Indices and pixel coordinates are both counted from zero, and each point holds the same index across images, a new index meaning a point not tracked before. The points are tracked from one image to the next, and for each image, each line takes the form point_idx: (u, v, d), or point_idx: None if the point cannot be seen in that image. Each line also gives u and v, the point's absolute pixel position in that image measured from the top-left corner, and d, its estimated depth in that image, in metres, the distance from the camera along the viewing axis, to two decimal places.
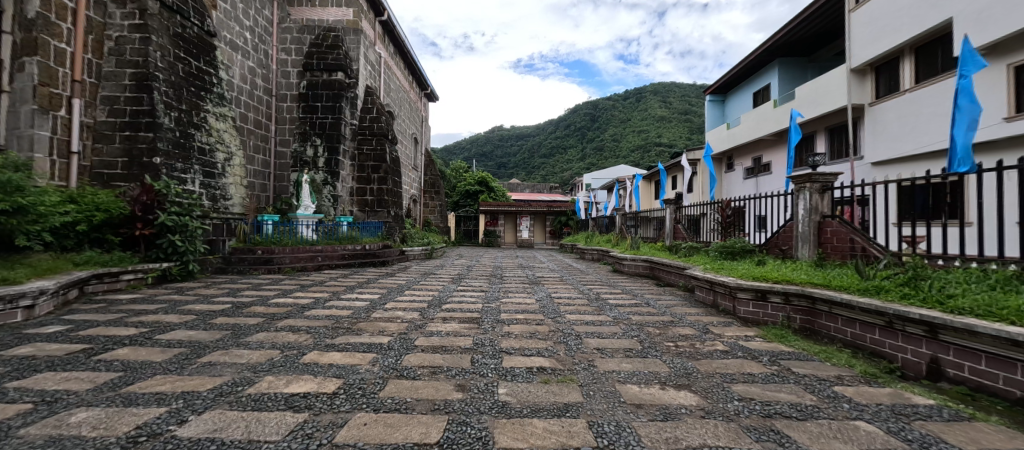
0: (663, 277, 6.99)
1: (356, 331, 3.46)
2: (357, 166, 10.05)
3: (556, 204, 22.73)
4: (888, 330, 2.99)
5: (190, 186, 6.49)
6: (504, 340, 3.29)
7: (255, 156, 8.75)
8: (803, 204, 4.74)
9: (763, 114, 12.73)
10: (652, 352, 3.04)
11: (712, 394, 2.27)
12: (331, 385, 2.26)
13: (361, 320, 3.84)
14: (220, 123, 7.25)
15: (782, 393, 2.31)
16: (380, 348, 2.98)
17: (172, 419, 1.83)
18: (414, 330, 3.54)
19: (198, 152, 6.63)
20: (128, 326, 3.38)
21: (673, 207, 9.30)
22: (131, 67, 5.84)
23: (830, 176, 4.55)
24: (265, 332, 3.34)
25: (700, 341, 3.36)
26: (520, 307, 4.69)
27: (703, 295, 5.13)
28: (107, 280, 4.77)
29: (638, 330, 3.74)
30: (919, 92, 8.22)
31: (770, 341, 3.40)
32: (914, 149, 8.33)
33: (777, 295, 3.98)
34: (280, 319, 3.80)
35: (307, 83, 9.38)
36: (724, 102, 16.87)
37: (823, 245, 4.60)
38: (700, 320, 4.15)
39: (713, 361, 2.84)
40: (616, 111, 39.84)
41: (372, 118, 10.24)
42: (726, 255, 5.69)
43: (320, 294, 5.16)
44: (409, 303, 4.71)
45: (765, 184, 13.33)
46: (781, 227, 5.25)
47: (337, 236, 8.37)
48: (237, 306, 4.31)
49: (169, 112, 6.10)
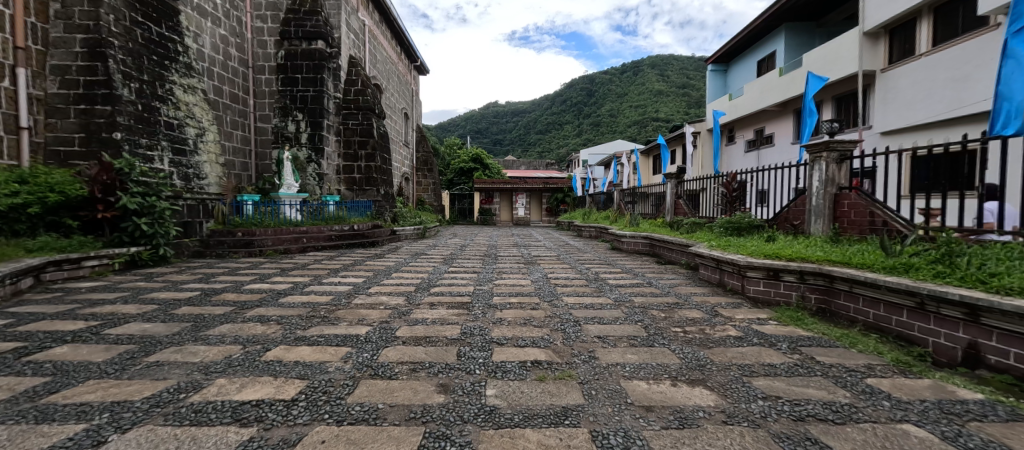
0: (664, 255, 6.69)
1: (332, 321, 3.13)
2: (343, 142, 9.58)
3: (552, 180, 22.27)
4: (919, 312, 2.71)
5: (158, 165, 6.04)
6: (495, 329, 2.96)
7: (233, 132, 8.23)
8: (818, 176, 4.40)
9: (768, 83, 12.21)
10: (659, 340, 2.74)
11: (732, 392, 1.97)
12: (291, 390, 1.93)
13: (340, 308, 3.51)
14: (188, 95, 6.72)
15: (810, 389, 2.02)
16: (355, 341, 2.64)
17: (86, 440, 1.50)
18: (397, 319, 3.22)
19: (164, 127, 6.12)
20: (77, 319, 3.02)
21: (674, 181, 8.86)
22: (82, 32, 5.28)
23: (849, 143, 4.20)
24: (229, 323, 3.01)
25: (709, 326, 3.06)
26: (515, 289, 4.39)
27: (708, 274, 4.81)
28: (68, 267, 4.39)
29: (641, 314, 3.44)
30: (936, 56, 7.76)
31: (785, 325, 3.09)
32: (928, 118, 7.93)
33: (791, 273, 3.66)
34: (251, 307, 3.47)
35: (285, 52, 8.75)
36: (727, 72, 16.23)
37: (838, 220, 4.28)
38: (707, 301, 3.86)
39: (727, 350, 2.55)
40: (613, 84, 38.76)
41: (358, 91, 9.68)
42: (732, 232, 5.37)
43: (301, 279, 4.82)
44: (395, 287, 4.42)
45: (768, 157, 13.00)
46: (792, 201, 4.92)
47: (323, 216, 7.98)
48: (206, 293, 3.97)
49: (128, 83, 5.57)
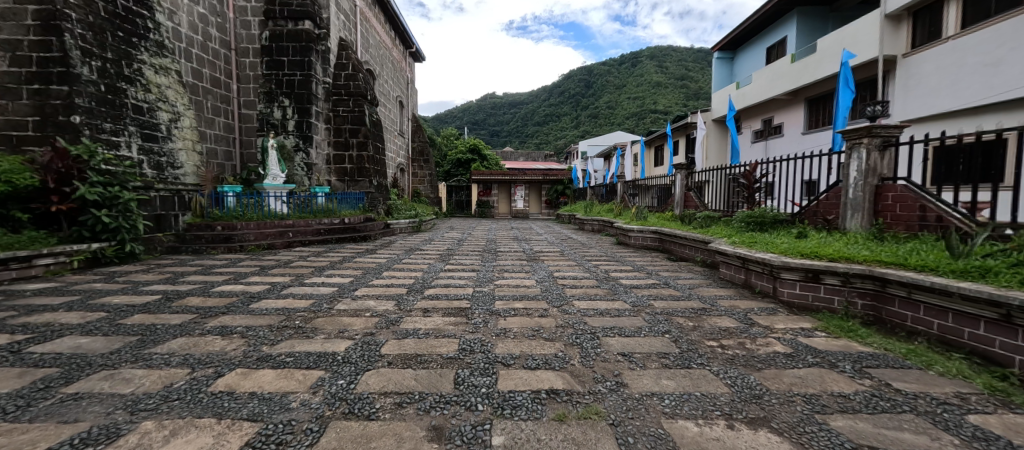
0: (676, 251, 6.24)
1: (307, 333, 2.65)
2: (333, 130, 9.04)
3: (551, 172, 21.70)
4: (1004, 326, 2.26)
5: (125, 152, 5.52)
6: (499, 344, 2.49)
7: (214, 119, 7.69)
8: (856, 165, 3.94)
9: (778, 70, 11.71)
10: (695, 359, 2.28)
11: (810, 440, 1.52)
12: (235, 440, 1.47)
13: (319, 316, 3.02)
14: (160, 77, 6.15)
15: (906, 433, 1.58)
16: (330, 361, 2.17)
17: None
18: (384, 330, 2.75)
19: (132, 111, 5.59)
20: (0, 333, 2.52)
21: (683, 173, 8.31)
22: (34, 3, 4.73)
23: (893, 129, 3.74)
24: (184, 337, 2.53)
25: (750, 339, 2.61)
26: (518, 291, 3.91)
27: (731, 273, 4.35)
28: (15, 266, 3.91)
29: (666, 322, 2.97)
30: (965, 40, 7.30)
31: (837, 338, 2.65)
32: (953, 106, 7.49)
33: (834, 276, 3.20)
34: (215, 315, 2.98)
35: (270, 33, 8.14)
36: (733, 59, 15.70)
37: (880, 215, 3.85)
38: (738, 306, 3.39)
39: (782, 373, 2.11)
40: (611, 75, 38.06)
41: (348, 76, 9.11)
42: (754, 228, 4.93)
43: (280, 279, 4.31)
44: (385, 289, 3.94)
45: (775, 147, 12.61)
46: (824, 193, 4.47)
47: (311, 209, 7.51)
48: (167, 297, 3.46)
49: (89, 61, 5.02)
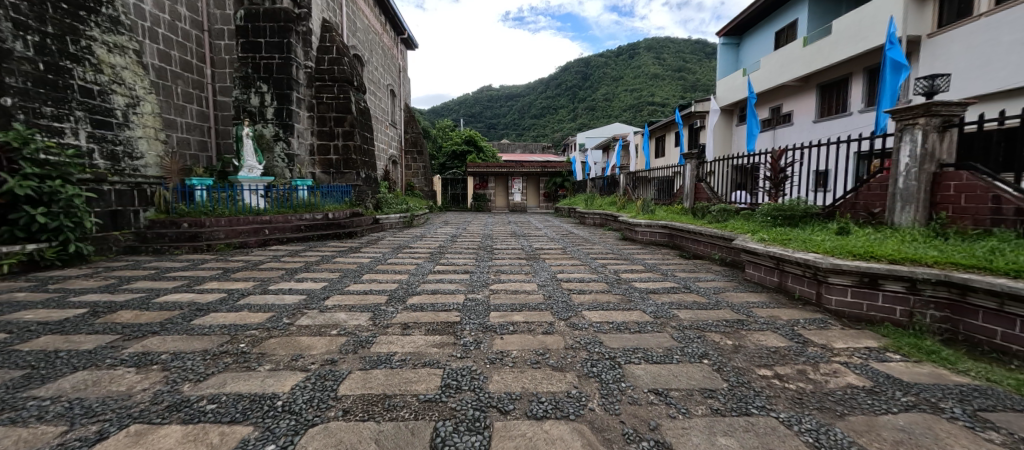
0: (689, 248, 5.70)
1: (251, 362, 2.07)
2: (317, 119, 8.40)
3: (549, 164, 21.11)
4: None
5: (71, 140, 4.94)
6: (495, 377, 1.93)
7: (187, 106, 7.04)
8: (909, 150, 3.39)
9: (789, 54, 11.10)
10: (753, 398, 1.74)
11: None
12: None
13: (272, 336, 2.44)
14: (114, 56, 5.50)
15: None
16: (264, 410, 1.60)
17: None
18: (350, 355, 2.18)
19: (79, 93, 5.01)
20: None
21: (694, 162, 7.64)
22: None
23: (957, 107, 3.17)
24: (85, 372, 1.94)
25: (812, 366, 2.06)
26: (518, 298, 3.34)
27: (760, 275, 3.81)
28: None
29: (700, 341, 2.41)
30: (999, 17, 6.77)
31: (918, 363, 2.11)
32: (985, 89, 6.96)
33: (897, 281, 2.66)
34: (142, 336, 2.40)
35: (244, 12, 7.42)
36: (739, 45, 15.09)
37: (939, 207, 3.31)
38: (780, 317, 2.86)
39: (876, 423, 1.55)
40: (608, 67, 37.31)
41: (333, 60, 8.45)
42: (783, 223, 4.42)
43: (241, 284, 3.72)
44: (362, 297, 3.35)
45: (784, 136, 12.10)
46: (868, 182, 3.90)
47: (292, 203, 6.90)
48: (95, 311, 2.87)
49: (23, 35, 4.47)
